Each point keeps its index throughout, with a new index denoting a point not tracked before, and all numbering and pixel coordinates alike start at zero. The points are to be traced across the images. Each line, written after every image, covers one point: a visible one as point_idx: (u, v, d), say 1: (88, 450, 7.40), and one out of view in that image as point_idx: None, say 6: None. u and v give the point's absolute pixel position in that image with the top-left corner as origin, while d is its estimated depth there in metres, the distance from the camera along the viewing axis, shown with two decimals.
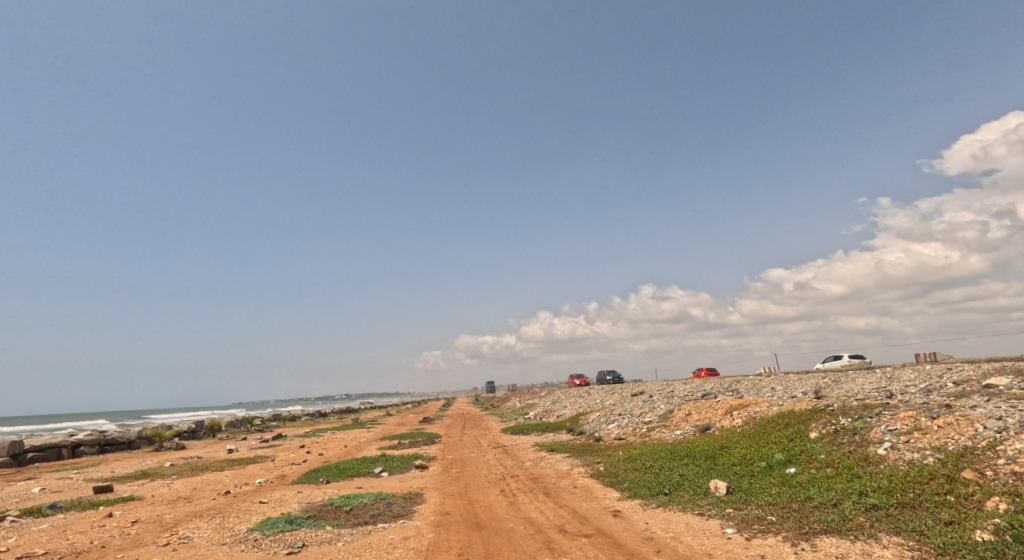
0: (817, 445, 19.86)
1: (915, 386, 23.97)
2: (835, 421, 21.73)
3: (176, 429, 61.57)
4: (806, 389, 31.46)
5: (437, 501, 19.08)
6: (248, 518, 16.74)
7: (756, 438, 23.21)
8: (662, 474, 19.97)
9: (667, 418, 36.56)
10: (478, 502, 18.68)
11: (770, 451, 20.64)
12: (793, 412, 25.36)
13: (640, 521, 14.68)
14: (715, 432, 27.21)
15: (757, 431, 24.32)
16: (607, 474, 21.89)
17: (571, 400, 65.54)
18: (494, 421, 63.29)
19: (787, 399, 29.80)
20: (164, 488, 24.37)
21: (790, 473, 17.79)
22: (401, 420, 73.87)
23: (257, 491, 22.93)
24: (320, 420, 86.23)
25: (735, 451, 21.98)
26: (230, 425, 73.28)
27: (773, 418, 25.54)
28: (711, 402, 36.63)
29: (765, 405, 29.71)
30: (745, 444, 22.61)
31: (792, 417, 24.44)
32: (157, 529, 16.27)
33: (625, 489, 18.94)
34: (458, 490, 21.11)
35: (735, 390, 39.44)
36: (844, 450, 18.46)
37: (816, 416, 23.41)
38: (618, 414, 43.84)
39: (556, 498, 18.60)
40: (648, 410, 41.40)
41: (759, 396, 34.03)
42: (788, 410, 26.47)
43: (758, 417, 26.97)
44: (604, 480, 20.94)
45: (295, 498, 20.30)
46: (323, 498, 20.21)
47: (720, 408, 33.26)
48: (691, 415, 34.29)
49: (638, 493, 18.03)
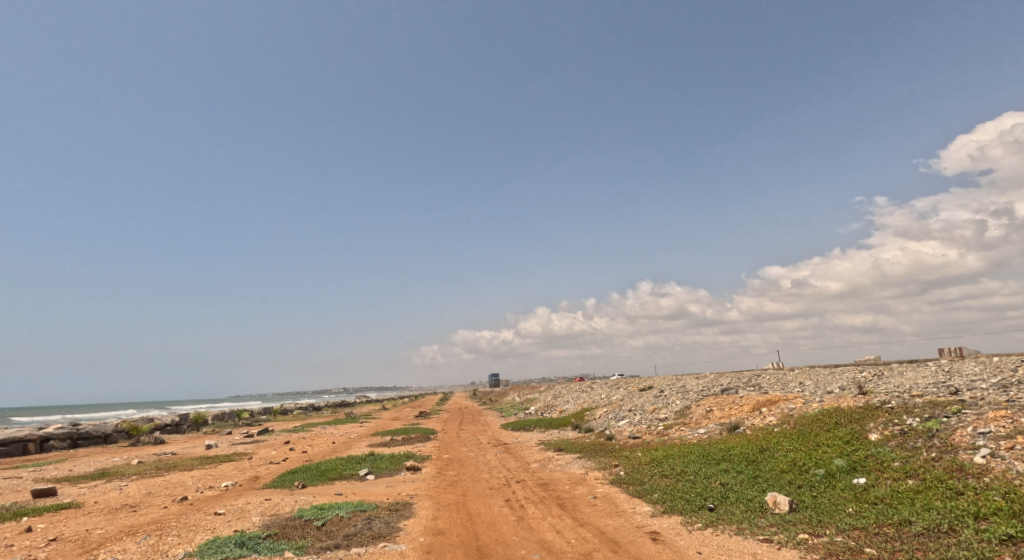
0: (887, 450, 16.48)
1: (984, 381, 20.74)
2: (900, 422, 18.36)
3: (156, 422, 58.16)
4: (844, 384, 28.08)
5: (429, 515, 15.79)
6: (190, 538, 13.46)
7: (802, 439, 19.88)
8: (700, 483, 16.58)
9: (685, 415, 33.14)
10: (478, 517, 15.48)
11: (828, 456, 17.30)
12: (840, 410, 22.01)
13: (693, 551, 11.37)
14: (748, 432, 23.89)
15: (801, 432, 20.88)
16: (631, 481, 18.46)
17: (573, 395, 62.20)
18: (491, 416, 60.00)
19: (825, 395, 26.43)
20: (114, 493, 21.06)
21: (863, 485, 14.46)
22: (394, 414, 70.45)
23: (218, 497, 19.63)
24: (309, 414, 82.85)
25: (781, 455, 18.62)
26: (217, 418, 69.92)
27: (817, 417, 22.16)
28: (733, 398, 33.20)
29: (801, 402, 26.37)
30: (791, 448, 19.21)
31: (841, 416, 21.04)
32: (75, 552, 12.99)
33: (657, 501, 15.57)
34: (454, 500, 17.77)
35: (757, 385, 36.15)
36: (926, 457, 15.15)
37: (873, 414, 19.99)
38: (628, 411, 40.37)
39: (573, 513, 15.31)
40: (661, 406, 37.96)
41: (787, 392, 30.73)
42: (832, 407, 23.11)
43: (798, 416, 23.61)
44: (629, 488, 17.54)
45: (259, 509, 16.97)
46: (293, 509, 16.90)
47: (747, 404, 29.86)
48: (713, 412, 30.90)
49: (675, 508, 14.68)
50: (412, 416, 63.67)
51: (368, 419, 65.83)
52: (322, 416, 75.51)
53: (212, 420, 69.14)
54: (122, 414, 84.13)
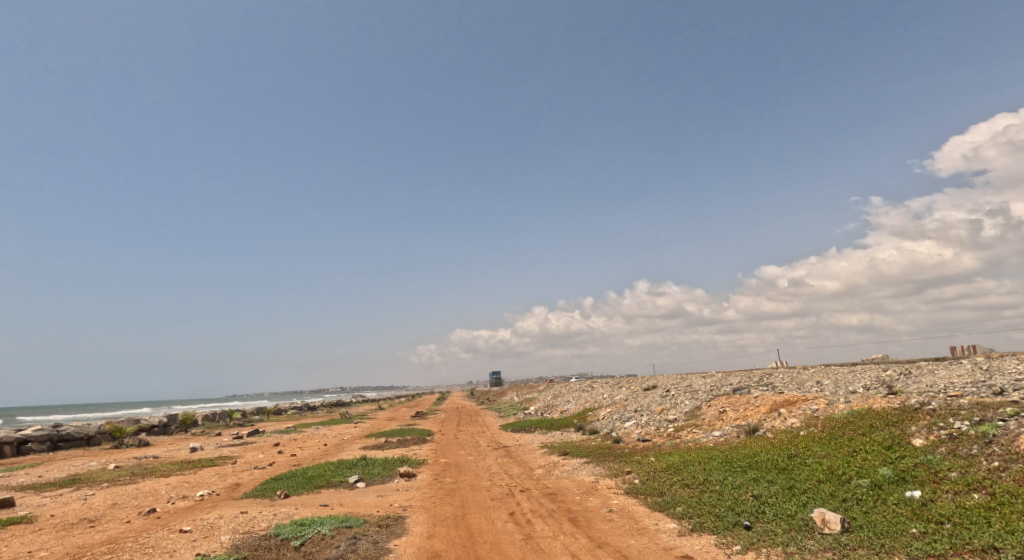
0: (939, 459, 14.59)
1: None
2: (947, 426, 16.47)
3: (143, 422, 56.03)
4: (868, 383, 26.23)
5: (423, 533, 13.97)
6: None
7: (834, 444, 18.04)
8: (728, 495, 14.73)
9: (696, 417, 31.28)
10: (479, 535, 13.63)
11: (870, 464, 15.42)
12: (872, 411, 20.20)
13: None
14: (770, 435, 22.12)
15: (832, 437, 18.96)
16: (649, 492, 16.59)
17: (575, 393, 60.51)
18: (489, 417, 58.00)
19: (851, 396, 24.55)
20: (76, 505, 19.20)
21: (921, 500, 12.62)
22: (389, 415, 68.31)
23: (189, 510, 17.75)
24: (303, 414, 80.80)
25: (814, 462, 16.76)
26: (206, 418, 67.73)
27: (847, 419, 20.35)
28: (747, 398, 31.43)
29: (824, 403, 24.56)
30: (824, 454, 17.35)
31: (876, 418, 19.16)
32: None
33: (683, 516, 13.76)
34: (452, 514, 15.92)
35: (770, 384, 34.42)
36: (989, 467, 13.30)
37: (913, 417, 18.08)
38: (633, 411, 38.57)
39: (587, 531, 13.46)
40: (670, 406, 36.16)
41: (806, 391, 28.99)
42: (861, 408, 21.34)
43: (825, 418, 21.82)
44: (647, 501, 15.67)
45: (230, 526, 15.08)
46: (270, 525, 15.00)
47: (764, 405, 27.99)
48: (727, 414, 29.05)
49: (707, 526, 12.84)
50: (410, 417, 61.89)
51: (363, 420, 63.71)
52: (315, 417, 73.39)
53: (202, 420, 66.96)
54: (109, 416, 82.09)
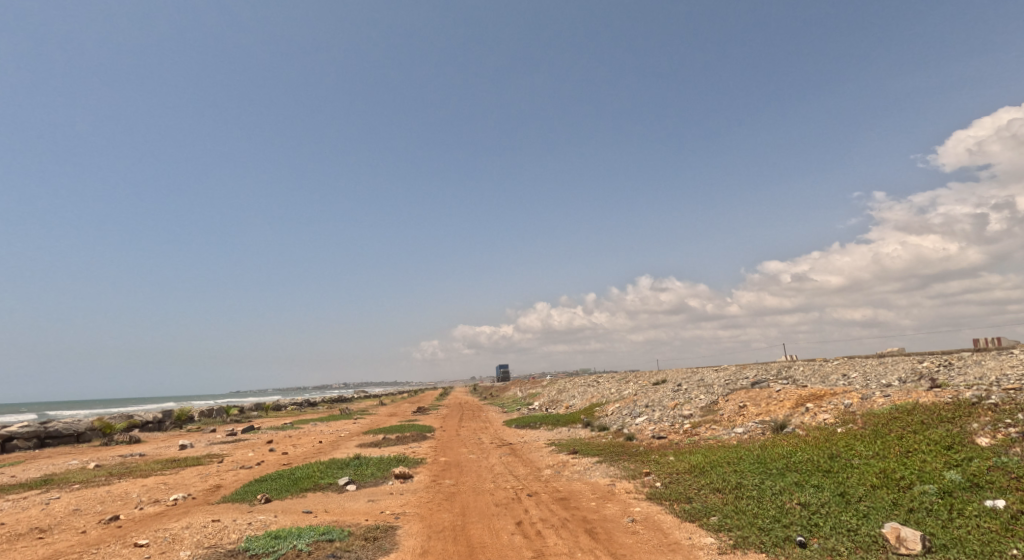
0: (1017, 462, 12.49)
1: None
2: (1017, 423, 14.39)
3: (135, 419, 54.33)
4: (904, 375, 24.14)
5: (417, 549, 12.00)
6: None
7: (882, 443, 15.95)
8: (770, 502, 12.73)
9: (713, 412, 29.22)
10: (481, 551, 11.65)
11: (931, 467, 13.33)
12: (920, 406, 18.10)
13: None
14: (801, 432, 20.12)
15: (877, 434, 16.84)
16: (676, 497, 14.58)
17: (581, 388, 58.56)
18: (493, 412, 55.98)
19: (887, 389, 22.45)
20: (34, 511, 17.27)
21: (1010, 512, 10.55)
22: (389, 411, 66.36)
23: (155, 518, 15.79)
24: (302, 411, 78.98)
25: (863, 464, 14.67)
26: (203, 414, 65.98)
27: (891, 414, 18.26)
28: (768, 392, 29.38)
29: (859, 397, 22.48)
30: (872, 454, 15.28)
31: (926, 413, 17.05)
32: None
33: (722, 529, 11.78)
34: (451, 524, 13.95)
35: (791, 377, 32.33)
36: None
37: (972, 412, 15.93)
38: (644, 407, 36.48)
39: (610, 547, 11.43)
40: (684, 401, 34.06)
41: (833, 385, 26.93)
42: (904, 402, 19.27)
43: (863, 413, 19.77)
44: (675, 509, 13.67)
45: (195, 538, 13.13)
46: (240, 538, 13.06)
47: (788, 399, 25.94)
48: (748, 409, 27.00)
49: (754, 543, 10.83)
50: (411, 412, 59.94)
51: (362, 416, 61.78)
52: (314, 413, 71.52)
53: (198, 416, 65.26)
54: (103, 412, 80.46)
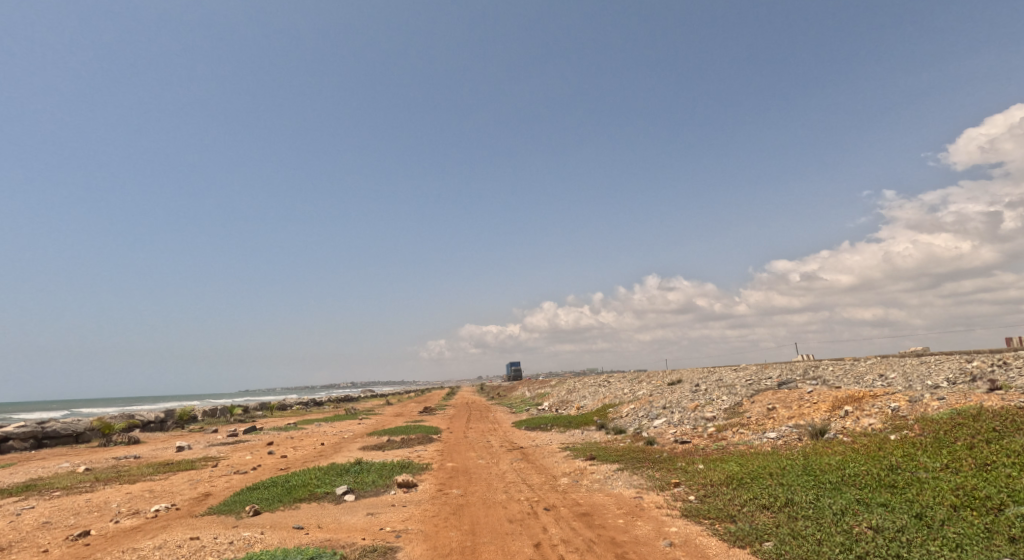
0: None
1: None
2: None
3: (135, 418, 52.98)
4: (953, 376, 22.08)
5: None
6: None
7: (949, 453, 13.96)
8: (836, 525, 10.81)
9: (739, 414, 27.23)
10: None
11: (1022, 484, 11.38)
12: (985, 410, 16.09)
13: None
14: (845, 439, 18.15)
15: (940, 442, 14.88)
16: (718, 516, 12.67)
17: (591, 389, 56.53)
18: (500, 413, 53.93)
19: (937, 391, 20.44)
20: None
21: None
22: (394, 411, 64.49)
23: (128, 534, 14.09)
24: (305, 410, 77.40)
25: (934, 478, 12.73)
26: (206, 413, 64.61)
27: (953, 420, 16.27)
28: (798, 393, 27.35)
29: (907, 400, 20.43)
30: (941, 466, 13.34)
31: (997, 420, 15.03)
32: None
33: None
34: (459, 545, 12.14)
35: (821, 378, 30.24)
36: None
37: None
38: (662, 408, 34.44)
39: None
40: (705, 403, 32.00)
41: (871, 386, 24.87)
42: (964, 406, 17.25)
43: (916, 418, 17.77)
44: (720, 530, 11.76)
45: None
46: None
47: (823, 401, 23.91)
48: (778, 411, 25.03)
49: None
50: (416, 413, 58.11)
51: (367, 416, 59.98)
52: (319, 413, 70.05)
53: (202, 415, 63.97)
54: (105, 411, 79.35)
